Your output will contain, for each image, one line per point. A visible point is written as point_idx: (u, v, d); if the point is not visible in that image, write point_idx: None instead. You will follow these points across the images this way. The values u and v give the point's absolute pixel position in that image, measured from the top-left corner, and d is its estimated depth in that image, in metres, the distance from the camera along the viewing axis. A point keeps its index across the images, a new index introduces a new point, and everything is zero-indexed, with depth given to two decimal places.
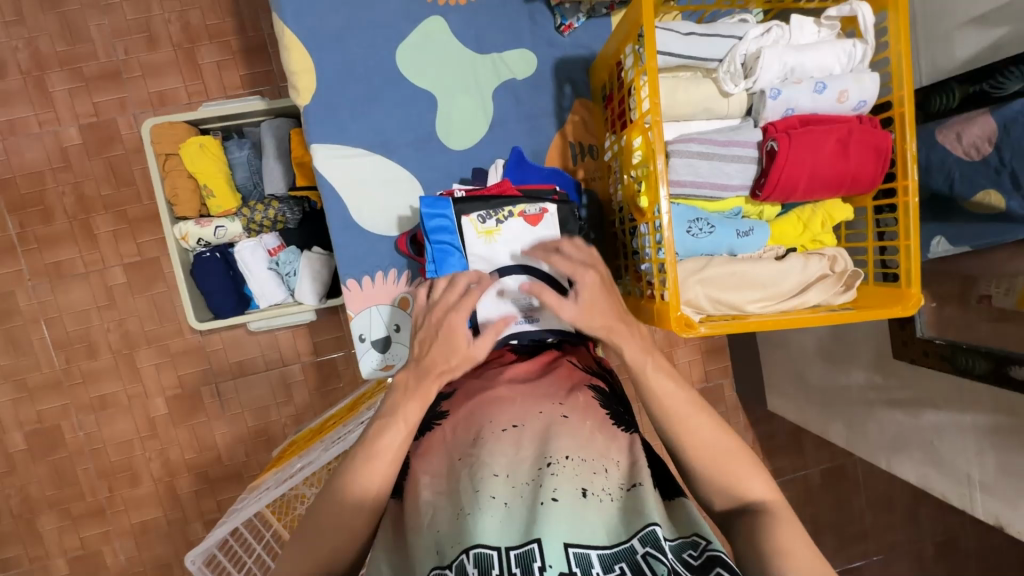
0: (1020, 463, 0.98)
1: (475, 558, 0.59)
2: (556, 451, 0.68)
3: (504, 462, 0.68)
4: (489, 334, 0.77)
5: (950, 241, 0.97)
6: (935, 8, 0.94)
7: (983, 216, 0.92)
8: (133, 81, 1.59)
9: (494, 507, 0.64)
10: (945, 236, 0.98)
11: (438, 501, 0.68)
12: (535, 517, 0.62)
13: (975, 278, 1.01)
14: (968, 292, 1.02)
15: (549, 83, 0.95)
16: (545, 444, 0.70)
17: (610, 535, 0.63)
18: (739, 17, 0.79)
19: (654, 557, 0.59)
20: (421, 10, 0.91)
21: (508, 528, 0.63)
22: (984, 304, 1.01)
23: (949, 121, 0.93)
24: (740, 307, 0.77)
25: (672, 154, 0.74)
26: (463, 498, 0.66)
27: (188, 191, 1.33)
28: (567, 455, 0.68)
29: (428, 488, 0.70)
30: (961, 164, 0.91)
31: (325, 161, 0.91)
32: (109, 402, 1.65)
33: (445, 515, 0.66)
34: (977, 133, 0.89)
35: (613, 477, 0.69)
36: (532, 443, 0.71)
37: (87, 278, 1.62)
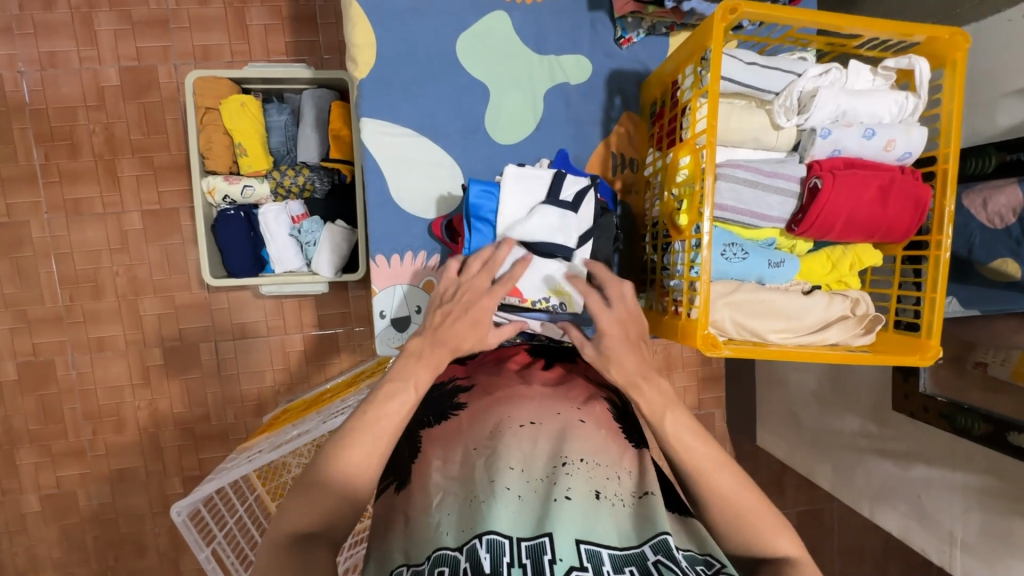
0: (1004, 526, 1.00)
1: (487, 544, 0.64)
2: (571, 452, 0.75)
3: (519, 457, 0.74)
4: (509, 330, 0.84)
5: (962, 303, 1.01)
6: (983, 73, 0.96)
7: (996, 283, 0.95)
8: (179, 31, 1.59)
9: (508, 498, 0.70)
10: (957, 297, 1.01)
11: (448, 485, 0.72)
12: (546, 513, 0.68)
13: (974, 344, 1.02)
14: (964, 357, 1.05)
15: (600, 92, 0.96)
16: (560, 444, 0.76)
17: (621, 537, 0.68)
18: (799, 55, 0.80)
19: (665, 565, 0.64)
20: (486, 3, 0.93)
21: (521, 520, 0.68)
22: (978, 370, 1.03)
23: (977, 186, 0.95)
24: (762, 335, 0.78)
25: (719, 177, 0.76)
26: (477, 487, 0.71)
27: (222, 146, 1.33)
28: (581, 457, 0.74)
29: (439, 471, 0.74)
30: (983, 231, 0.94)
31: (373, 134, 0.92)
32: (107, 344, 1.65)
33: (454, 501, 0.71)
34: (1003, 202, 0.91)
35: (626, 485, 0.75)
36: (547, 440, 0.77)
37: (104, 219, 1.62)
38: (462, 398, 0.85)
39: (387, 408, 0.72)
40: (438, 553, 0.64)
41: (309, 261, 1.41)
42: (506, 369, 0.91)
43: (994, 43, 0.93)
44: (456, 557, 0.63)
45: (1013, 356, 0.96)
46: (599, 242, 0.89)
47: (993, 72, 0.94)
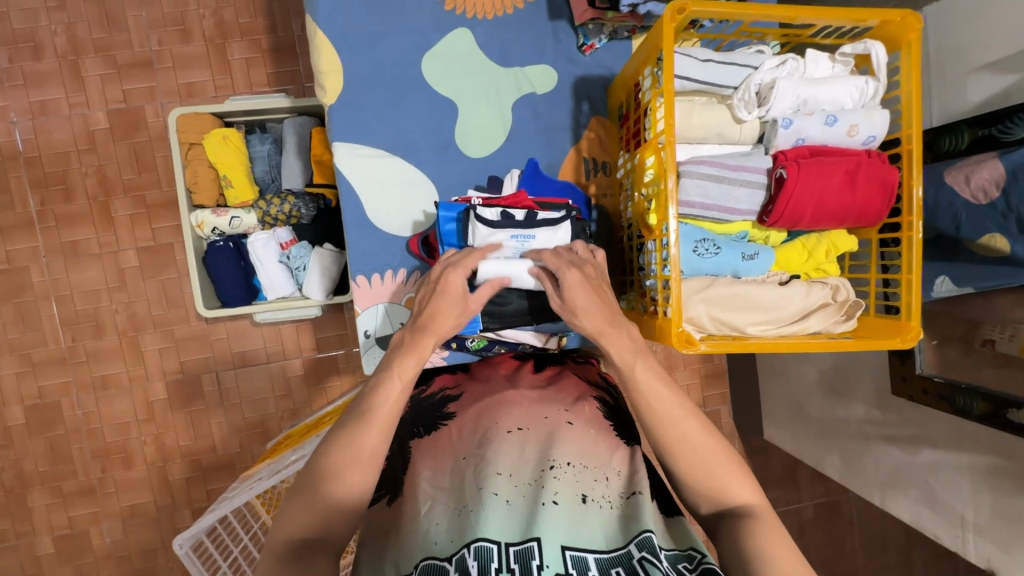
0: (1016, 507, 0.97)
1: (475, 551, 0.64)
2: (559, 456, 0.75)
3: (508, 463, 0.75)
4: (487, 289, 0.79)
5: (954, 282, 0.99)
6: (948, 51, 0.96)
7: (987, 260, 0.93)
8: (164, 71, 1.64)
9: (496, 503, 0.70)
10: (950, 276, 1.00)
11: (437, 494, 0.74)
12: (534, 517, 0.68)
13: (978, 323, 1.00)
14: (971, 335, 1.02)
15: (568, 99, 0.97)
16: (548, 448, 0.77)
17: (608, 540, 0.69)
18: (755, 48, 0.80)
19: (649, 561, 0.64)
20: (448, 21, 0.94)
21: (509, 525, 0.69)
22: (987, 348, 0.99)
23: (958, 163, 0.95)
24: (741, 329, 0.78)
25: (683, 175, 0.75)
26: (466, 496, 0.72)
27: (208, 180, 1.35)
28: (569, 461, 0.75)
29: (428, 481, 0.76)
30: (968, 207, 0.93)
31: (346, 158, 0.93)
32: (110, 382, 1.67)
33: (443, 510, 0.72)
34: (985, 176, 0.90)
35: (614, 486, 0.76)
36: (535, 446, 0.78)
37: (101, 259, 1.65)
38: (451, 408, 0.88)
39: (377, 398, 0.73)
40: (426, 563, 0.66)
41: (300, 286, 1.43)
42: (496, 376, 0.94)
43: (957, 21, 0.94)
44: (444, 568, 0.64)
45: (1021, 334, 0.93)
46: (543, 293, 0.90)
47: (958, 49, 0.94)
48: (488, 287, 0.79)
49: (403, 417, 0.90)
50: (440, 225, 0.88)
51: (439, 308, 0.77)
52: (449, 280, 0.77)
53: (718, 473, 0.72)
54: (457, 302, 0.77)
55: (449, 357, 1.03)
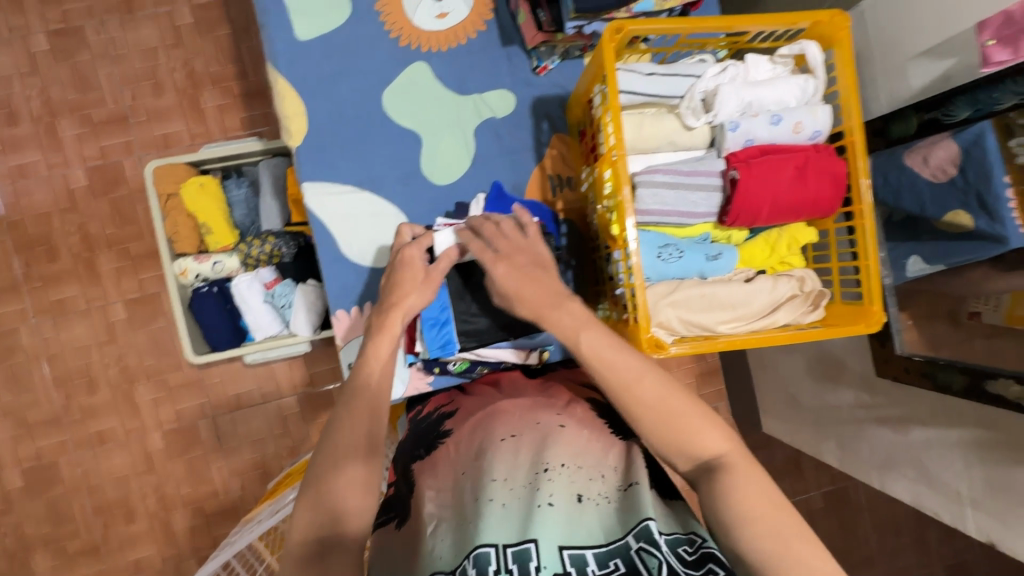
0: (1006, 477, 0.98)
1: (475, 559, 0.66)
2: (552, 458, 0.76)
3: (502, 468, 0.77)
4: (444, 261, 0.84)
5: (925, 260, 1.02)
6: (889, 41, 1.00)
7: (953, 235, 0.96)
8: (139, 125, 1.67)
9: (492, 509, 0.72)
10: (920, 255, 1.02)
11: (442, 513, 0.76)
12: (530, 518, 0.70)
13: (964, 296, 1.01)
14: (957, 310, 1.03)
15: (527, 120, 1.00)
16: (541, 452, 0.78)
17: (606, 533, 0.69)
18: (698, 58, 0.84)
19: (647, 551, 0.65)
20: (405, 56, 0.97)
21: (508, 527, 0.70)
22: (973, 321, 1.01)
23: (915, 146, 0.97)
24: (711, 328, 0.80)
25: (639, 185, 0.78)
26: (466, 507, 0.74)
27: (188, 228, 1.38)
28: (562, 462, 0.76)
29: (433, 500, 0.78)
30: (932, 186, 0.95)
31: (316, 196, 0.95)
32: (107, 437, 1.67)
33: (447, 527, 0.73)
34: (943, 156, 0.93)
35: (610, 481, 0.76)
36: (528, 450, 0.79)
37: (89, 314, 1.66)
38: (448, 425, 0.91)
39: (356, 407, 0.76)
40: None
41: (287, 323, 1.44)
42: (489, 390, 0.97)
43: (894, 11, 0.97)
44: None
45: (1004, 300, 0.96)
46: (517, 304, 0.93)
47: (899, 38, 0.97)
48: (444, 259, 0.84)
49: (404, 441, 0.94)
50: None
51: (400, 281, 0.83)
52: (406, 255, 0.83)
53: (681, 423, 0.69)
54: (416, 272, 0.83)
55: (434, 382, 1.04)
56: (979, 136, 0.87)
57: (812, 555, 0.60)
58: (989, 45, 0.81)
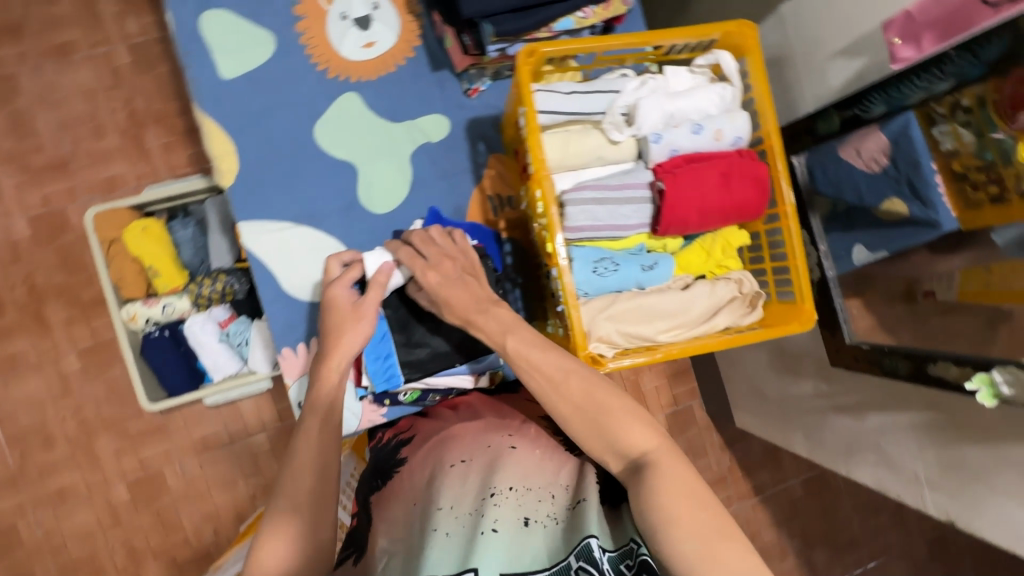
0: (957, 456, 1.00)
1: None
2: (500, 482, 0.77)
3: (449, 496, 0.78)
4: (373, 294, 0.83)
5: (869, 249, 1.01)
6: (807, 43, 1.03)
7: (891, 224, 0.97)
8: (82, 169, 1.63)
9: (438, 540, 0.74)
10: (865, 244, 1.02)
11: (394, 548, 0.77)
12: (472, 547, 0.71)
13: (916, 277, 0.99)
14: (912, 289, 1.01)
15: (463, 142, 1.00)
16: (490, 475, 0.79)
17: (550, 556, 0.70)
18: (620, 72, 0.85)
19: (586, 571, 0.66)
20: (334, 88, 0.97)
21: (450, 558, 0.71)
22: (929, 300, 0.99)
23: (847, 138, 0.99)
24: (651, 338, 0.81)
25: (568, 203, 0.79)
26: (414, 538, 0.76)
27: (134, 273, 1.35)
28: (510, 486, 0.76)
29: (384, 535, 0.80)
30: (866, 176, 0.96)
31: (253, 235, 0.94)
32: (68, 494, 1.60)
33: (398, 562, 0.76)
34: (873, 147, 0.94)
35: (559, 501, 0.77)
36: (478, 474, 0.80)
37: (41, 368, 1.61)
38: (402, 454, 0.91)
39: (299, 462, 0.76)
40: None
41: (246, 361, 1.41)
42: (446, 414, 0.97)
43: (810, 13, 1.00)
44: None
45: (955, 278, 0.95)
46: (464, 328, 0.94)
47: (817, 39, 1.00)
48: (374, 289, 0.83)
49: (364, 473, 0.94)
50: None
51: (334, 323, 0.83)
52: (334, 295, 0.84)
53: (607, 419, 0.70)
54: (346, 311, 0.82)
55: (388, 413, 1.02)
56: (907, 127, 0.88)
57: (732, 554, 0.61)
58: (896, 44, 0.85)
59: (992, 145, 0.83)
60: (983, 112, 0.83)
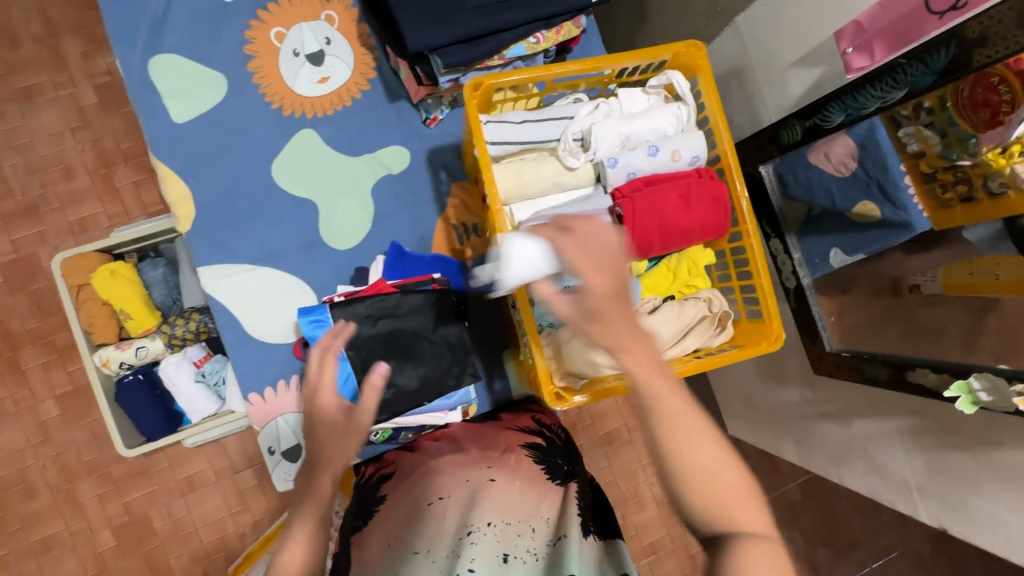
0: (944, 461, 0.98)
1: None
2: (478, 518, 0.79)
3: (426, 539, 0.78)
4: (368, 395, 0.75)
5: (845, 251, 1.02)
6: (764, 54, 1.03)
7: (861, 226, 0.98)
8: (51, 212, 1.61)
9: None
10: (840, 247, 1.02)
11: None
12: None
13: (900, 274, 0.98)
14: (898, 285, 0.99)
15: (424, 171, 1.02)
16: (468, 512, 0.80)
17: None
18: (573, 97, 0.86)
19: None
20: (292, 125, 0.99)
21: None
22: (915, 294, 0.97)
23: (814, 144, 0.97)
24: (619, 368, 0.84)
25: (525, 234, 0.78)
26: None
27: (105, 318, 1.33)
28: (488, 522, 0.78)
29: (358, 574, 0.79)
30: (837, 180, 0.97)
31: (214, 280, 0.95)
32: (52, 544, 1.57)
33: None
34: (841, 151, 0.95)
35: (540, 535, 0.81)
36: (457, 511, 0.81)
37: (18, 417, 1.58)
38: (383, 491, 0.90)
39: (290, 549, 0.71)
40: None
41: (225, 400, 1.39)
42: (423, 449, 0.97)
43: (764, 22, 1.00)
44: None
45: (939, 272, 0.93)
46: (428, 363, 0.91)
47: (772, 49, 1.01)
48: (369, 391, 0.76)
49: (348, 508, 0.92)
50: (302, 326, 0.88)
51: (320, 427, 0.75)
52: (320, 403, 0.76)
53: (720, 492, 0.59)
54: (337, 421, 0.75)
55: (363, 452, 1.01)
56: (871, 131, 0.89)
57: None
58: (849, 53, 0.84)
59: (958, 144, 0.82)
60: (945, 113, 0.81)
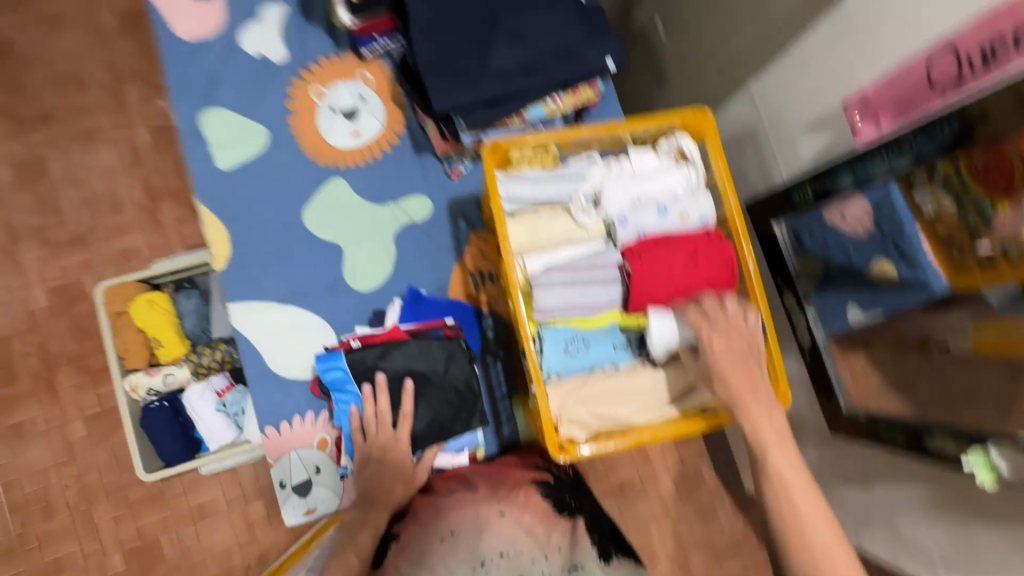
0: (968, 536, 0.92)
1: None
2: (490, 551, 0.85)
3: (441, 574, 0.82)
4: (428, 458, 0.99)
5: (863, 308, 0.96)
6: (776, 119, 1.07)
7: (880, 286, 0.91)
8: (98, 242, 1.72)
9: None
10: (858, 304, 0.97)
11: None
12: None
13: (930, 334, 0.90)
14: (929, 343, 0.92)
15: (445, 220, 1.08)
16: (478, 545, 0.86)
17: None
18: (587, 156, 0.91)
19: None
20: (324, 174, 1.06)
21: None
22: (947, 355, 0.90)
23: (828, 203, 0.96)
24: (627, 420, 0.86)
25: (537, 287, 0.83)
26: None
27: (138, 344, 1.40)
28: (500, 554, 0.85)
29: None
30: (852, 239, 0.93)
31: (242, 316, 1.01)
32: (64, 564, 1.59)
33: None
34: (856, 211, 0.92)
35: (553, 562, 0.87)
36: (467, 545, 0.86)
37: (47, 435, 1.64)
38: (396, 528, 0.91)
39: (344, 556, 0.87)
40: None
41: (242, 430, 1.42)
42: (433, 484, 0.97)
43: (776, 89, 1.05)
44: None
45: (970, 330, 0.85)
46: (439, 402, 0.96)
47: (784, 115, 1.05)
48: (431, 453, 0.99)
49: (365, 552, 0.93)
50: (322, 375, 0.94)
51: (388, 478, 0.94)
52: (391, 457, 0.94)
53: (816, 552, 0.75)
54: (406, 474, 0.95)
55: None
56: (886, 195, 0.85)
57: None
58: (857, 123, 0.87)
59: (973, 208, 0.77)
60: (961, 180, 0.78)
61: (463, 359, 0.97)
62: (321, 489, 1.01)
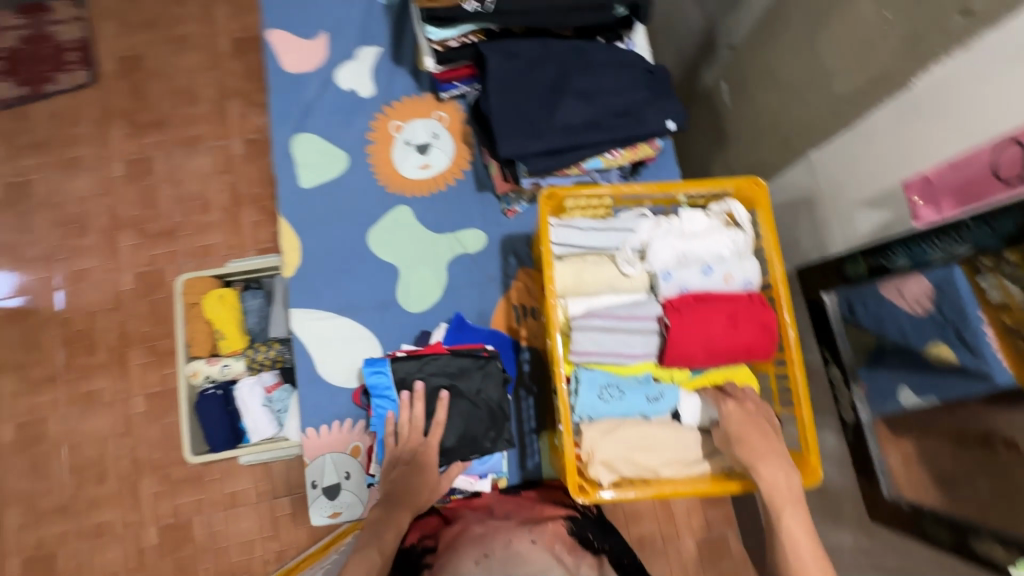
0: None
1: None
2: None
3: None
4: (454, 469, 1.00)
5: (915, 392, 0.93)
6: (835, 191, 1.08)
7: (938, 371, 0.88)
8: (184, 237, 1.90)
9: None
10: (911, 387, 0.94)
11: None
12: None
13: (992, 429, 0.85)
14: (991, 435, 0.85)
15: (497, 254, 1.14)
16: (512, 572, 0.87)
17: None
18: (638, 211, 0.95)
19: None
20: (392, 200, 1.15)
21: None
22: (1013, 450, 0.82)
23: (887, 279, 0.95)
24: (651, 471, 0.88)
25: (576, 329, 0.86)
26: None
27: (204, 333, 1.53)
28: None
29: None
30: (910, 317, 0.91)
31: (302, 322, 1.10)
32: (105, 529, 1.71)
33: None
34: (916, 289, 0.90)
35: None
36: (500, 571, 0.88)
37: (112, 406, 1.79)
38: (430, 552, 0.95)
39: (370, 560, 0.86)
40: None
41: (282, 426, 1.51)
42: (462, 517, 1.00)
43: (837, 161, 1.05)
44: None
45: None
46: (468, 425, 1.00)
47: (843, 188, 1.05)
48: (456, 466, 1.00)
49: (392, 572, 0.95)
50: (367, 377, 1.00)
51: (413, 481, 0.95)
52: (420, 461, 0.96)
53: None
54: (432, 479, 0.96)
55: None
56: (950, 276, 0.84)
57: None
58: (918, 203, 0.86)
59: None
60: None
61: (496, 385, 1.01)
62: (347, 493, 1.07)
